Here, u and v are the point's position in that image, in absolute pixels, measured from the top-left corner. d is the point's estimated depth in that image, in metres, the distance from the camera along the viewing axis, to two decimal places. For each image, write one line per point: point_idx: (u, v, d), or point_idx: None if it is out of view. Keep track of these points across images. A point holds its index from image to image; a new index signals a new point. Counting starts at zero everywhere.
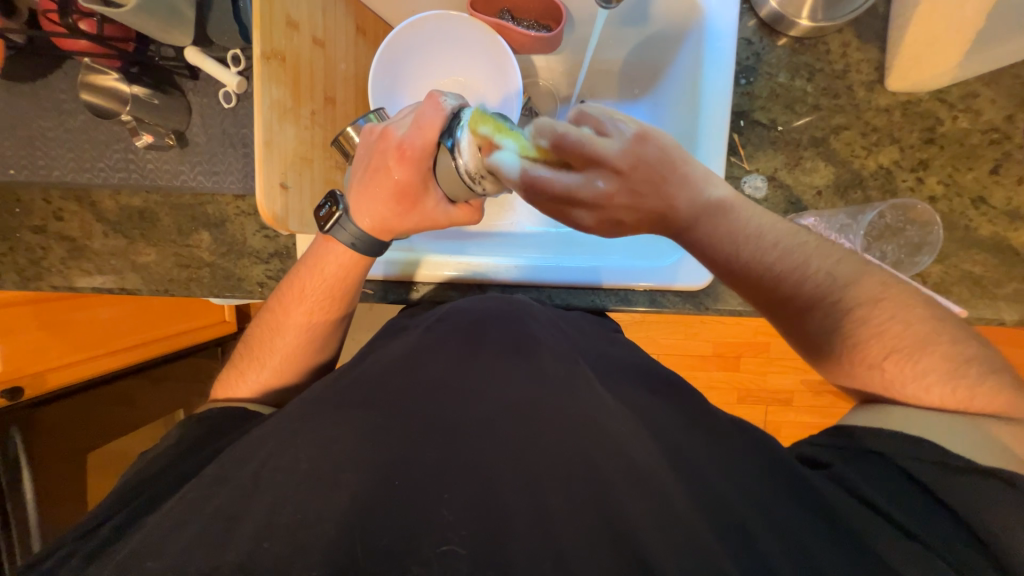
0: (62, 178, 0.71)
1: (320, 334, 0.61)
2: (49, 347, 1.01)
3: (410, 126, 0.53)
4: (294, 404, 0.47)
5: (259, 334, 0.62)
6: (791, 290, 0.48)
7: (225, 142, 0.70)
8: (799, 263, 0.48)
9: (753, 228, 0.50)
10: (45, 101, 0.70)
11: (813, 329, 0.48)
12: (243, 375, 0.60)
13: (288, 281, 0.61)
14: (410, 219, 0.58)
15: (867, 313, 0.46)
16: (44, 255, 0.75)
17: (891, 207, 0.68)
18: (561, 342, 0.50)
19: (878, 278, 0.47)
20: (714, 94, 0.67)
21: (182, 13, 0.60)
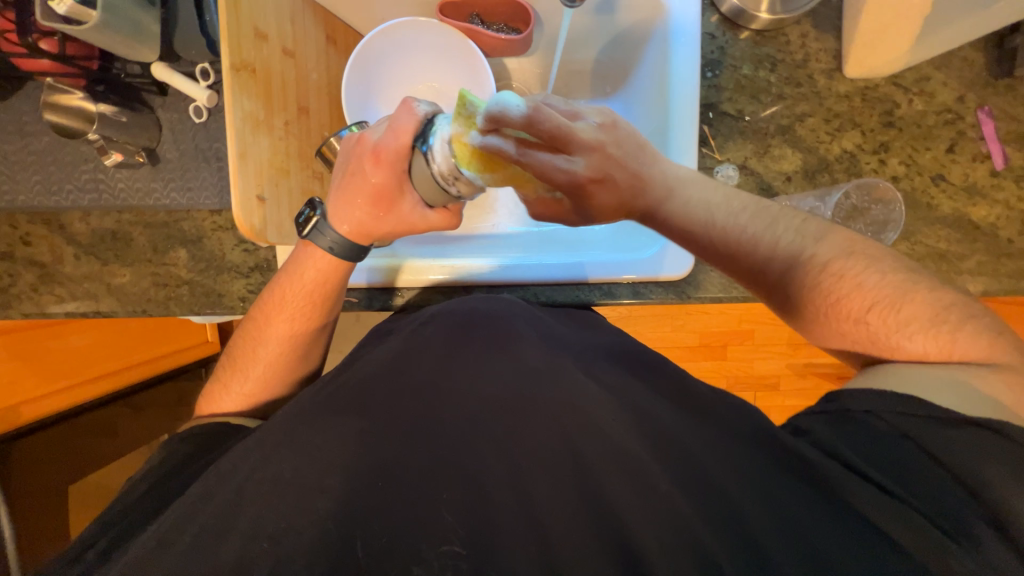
0: (29, 202, 0.69)
1: (303, 342, 0.60)
2: (25, 376, 0.98)
3: (386, 130, 0.54)
4: (280, 414, 0.45)
5: (240, 346, 0.60)
6: (767, 255, 0.49)
7: (198, 158, 0.69)
8: (770, 226, 0.49)
9: (720, 197, 0.51)
10: (7, 124, 0.68)
11: (794, 290, 0.48)
12: (226, 388, 0.58)
13: (269, 289, 0.60)
14: (388, 223, 0.58)
15: (843, 269, 0.46)
16: (13, 282, 0.72)
17: (856, 187, 0.71)
18: (546, 336, 0.51)
19: (846, 236, 0.47)
20: (682, 87, 0.69)
21: (146, 27, 0.58)
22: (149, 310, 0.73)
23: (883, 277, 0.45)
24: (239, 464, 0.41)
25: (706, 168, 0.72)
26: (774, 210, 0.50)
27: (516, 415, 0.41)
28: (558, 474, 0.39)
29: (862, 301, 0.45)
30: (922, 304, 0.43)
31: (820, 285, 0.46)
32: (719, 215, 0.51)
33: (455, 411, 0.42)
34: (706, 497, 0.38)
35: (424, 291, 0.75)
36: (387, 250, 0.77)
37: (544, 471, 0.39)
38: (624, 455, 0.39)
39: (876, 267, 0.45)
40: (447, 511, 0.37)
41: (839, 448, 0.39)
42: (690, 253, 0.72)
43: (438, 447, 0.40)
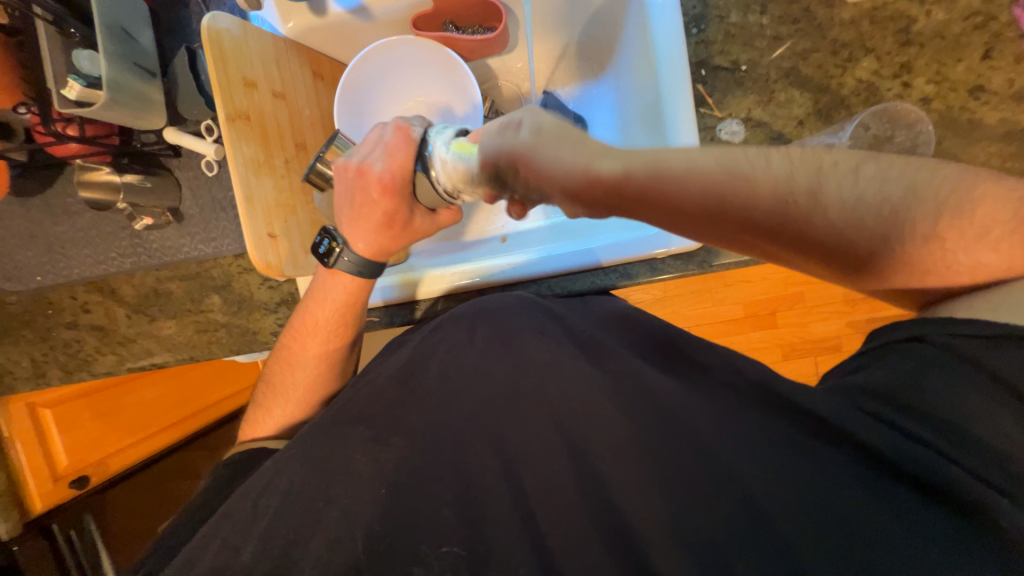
0: (81, 274, 0.76)
1: (336, 362, 0.64)
2: (109, 435, 1.09)
3: (384, 157, 0.56)
4: (309, 426, 0.49)
5: (279, 371, 0.64)
6: (766, 211, 0.34)
7: (216, 208, 0.74)
8: (750, 171, 0.34)
9: (688, 163, 0.34)
10: (53, 208, 0.75)
11: (812, 244, 0.35)
12: (270, 412, 0.63)
13: (302, 316, 0.63)
14: (404, 240, 0.61)
15: (856, 210, 0.34)
16: (80, 347, 0.80)
17: (871, 115, 0.64)
18: (547, 323, 0.51)
19: (846, 155, 0.35)
20: (668, 50, 0.66)
21: (150, 97, 0.63)
22: (196, 355, 0.79)
23: (909, 205, 0.34)
24: (273, 479, 0.45)
25: (707, 129, 0.69)
26: (752, 153, 0.34)
27: (513, 413, 0.44)
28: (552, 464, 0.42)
29: (896, 239, 0.35)
30: (980, 225, 0.35)
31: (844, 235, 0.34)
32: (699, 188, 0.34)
33: (455, 417, 0.45)
34: (693, 473, 0.40)
35: (439, 301, 0.76)
36: (399, 267, 0.79)
37: (540, 459, 0.42)
38: (618, 442, 0.42)
39: (889, 187, 0.34)
40: (449, 510, 0.40)
41: (847, 409, 0.38)
42: None
43: (441, 453, 0.43)
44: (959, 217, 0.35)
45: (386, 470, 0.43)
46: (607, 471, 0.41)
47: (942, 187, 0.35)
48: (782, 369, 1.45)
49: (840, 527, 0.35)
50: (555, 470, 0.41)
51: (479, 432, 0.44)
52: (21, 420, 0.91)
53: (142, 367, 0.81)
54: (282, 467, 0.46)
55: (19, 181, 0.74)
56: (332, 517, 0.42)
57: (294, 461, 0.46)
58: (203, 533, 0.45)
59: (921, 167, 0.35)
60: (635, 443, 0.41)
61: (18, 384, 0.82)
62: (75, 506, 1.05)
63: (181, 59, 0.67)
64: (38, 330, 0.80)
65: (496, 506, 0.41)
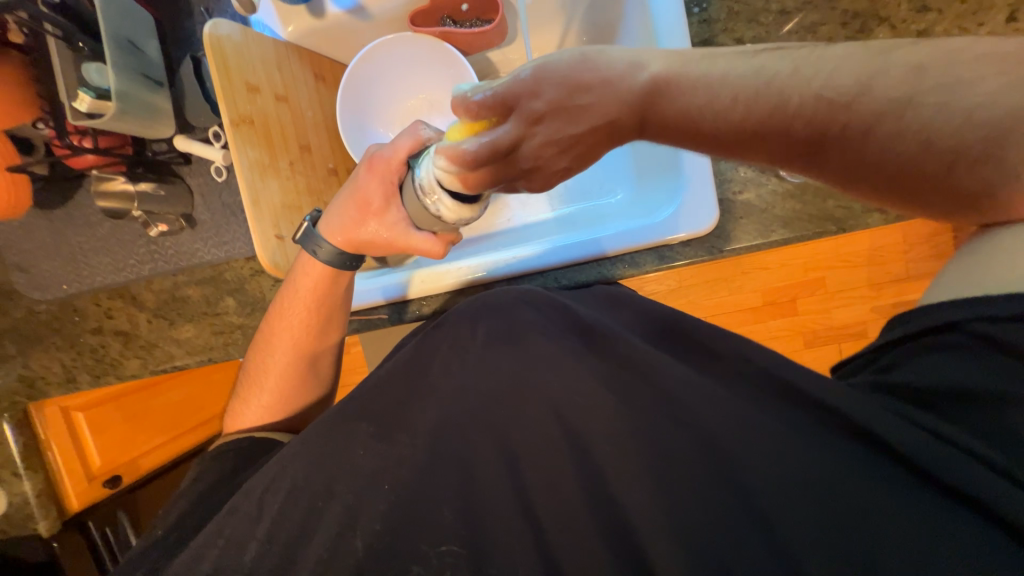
0: (104, 281, 0.79)
1: (308, 351, 0.68)
2: (135, 433, 1.14)
3: (389, 146, 0.63)
4: (313, 425, 0.50)
5: (257, 362, 0.68)
6: (785, 130, 0.39)
7: (227, 213, 0.76)
8: (775, 99, 0.39)
9: (705, 94, 0.43)
10: (75, 219, 0.78)
11: (838, 170, 0.39)
12: (251, 402, 0.66)
13: (275, 307, 0.68)
14: (373, 232, 0.63)
15: (886, 130, 0.36)
16: (105, 351, 0.83)
17: None
18: (545, 316, 0.50)
19: (905, 69, 0.35)
20: (669, 32, 0.64)
21: (158, 106, 0.65)
22: (214, 356, 0.82)
23: (962, 126, 0.34)
24: (284, 470, 0.49)
25: None
26: (785, 77, 0.39)
27: (509, 410, 0.44)
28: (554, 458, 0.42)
29: (936, 168, 0.35)
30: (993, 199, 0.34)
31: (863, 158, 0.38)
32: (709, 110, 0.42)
33: (452, 417, 0.45)
34: (698, 465, 0.39)
35: (446, 297, 0.76)
36: (407, 265, 0.80)
37: (538, 453, 0.43)
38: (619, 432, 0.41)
39: (940, 113, 0.34)
40: (448, 509, 0.42)
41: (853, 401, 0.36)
42: (712, 204, 0.67)
43: (441, 448, 0.44)
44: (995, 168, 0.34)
45: (388, 466, 0.45)
46: (604, 472, 0.41)
47: (996, 114, 0.33)
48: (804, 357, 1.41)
49: (841, 521, 0.34)
50: (551, 466, 0.42)
51: (478, 432, 0.44)
52: (56, 421, 0.95)
53: (164, 369, 0.83)
54: (290, 461, 0.49)
55: (42, 194, 0.77)
56: (336, 509, 0.45)
57: (302, 456, 0.49)
58: (218, 522, 0.49)
59: (991, 88, 0.33)
60: (634, 442, 0.40)
61: (51, 389, 0.86)
62: (110, 504, 1.08)
63: (187, 68, 0.69)
64: (66, 336, 0.84)
65: (493, 503, 0.42)
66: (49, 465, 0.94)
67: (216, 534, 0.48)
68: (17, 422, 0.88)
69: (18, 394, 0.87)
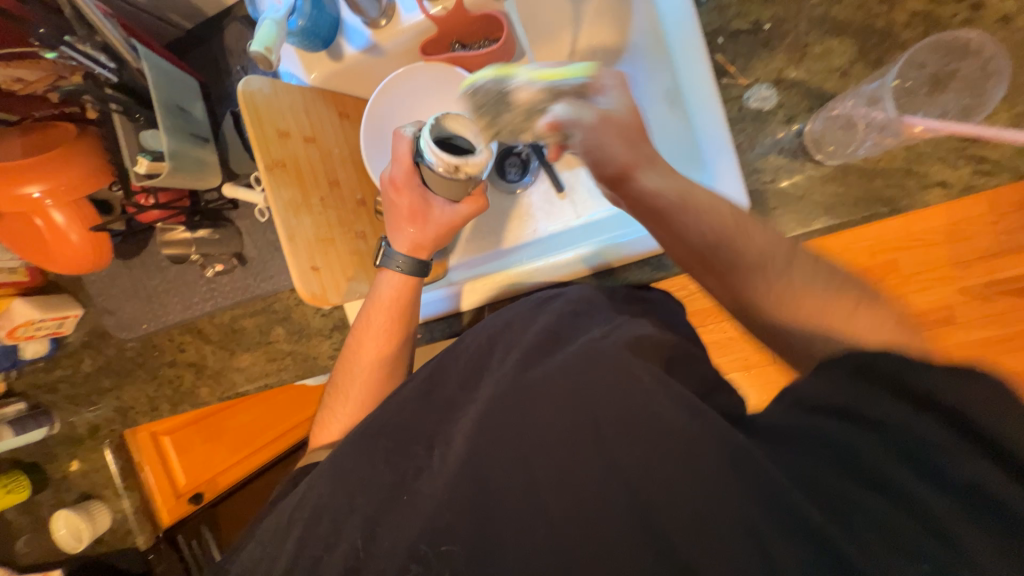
0: (175, 319, 0.88)
1: (393, 360, 0.71)
2: (215, 453, 1.26)
3: (392, 166, 0.67)
4: (338, 446, 0.55)
5: (355, 376, 0.71)
6: (721, 257, 0.47)
7: (272, 249, 0.83)
8: (723, 233, 0.48)
9: (669, 211, 0.50)
10: (146, 265, 0.88)
11: (756, 306, 0.46)
12: (350, 415, 0.70)
13: (376, 323, 0.71)
14: (436, 229, 0.70)
15: (807, 277, 0.43)
16: (181, 382, 0.93)
17: (930, 47, 0.57)
18: (548, 331, 0.53)
19: (807, 251, 0.46)
20: (676, 25, 0.62)
21: (206, 160, 0.72)
22: (271, 381, 0.89)
23: (842, 290, 0.42)
24: (312, 486, 0.53)
25: (733, 100, 0.63)
26: (735, 221, 0.48)
27: (521, 424, 0.45)
28: (569, 474, 0.42)
29: (839, 314, 0.41)
30: (892, 318, 0.40)
31: (799, 294, 0.43)
32: (680, 231, 0.50)
33: (460, 431, 0.49)
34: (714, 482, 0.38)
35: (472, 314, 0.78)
36: (439, 283, 0.83)
37: (545, 465, 0.43)
38: (632, 448, 0.41)
39: (831, 272, 0.43)
40: (444, 516, 0.44)
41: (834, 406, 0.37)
42: (741, 195, 0.62)
43: (453, 463, 0.46)
44: (883, 309, 0.40)
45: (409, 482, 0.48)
46: (596, 480, 0.42)
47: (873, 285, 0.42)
48: None
49: None
50: (558, 481, 0.42)
51: (482, 444, 0.46)
52: (147, 446, 1.07)
53: (231, 396, 0.92)
54: (318, 476, 0.53)
55: (121, 246, 0.87)
56: (357, 522, 0.48)
57: (327, 469, 0.53)
58: (259, 535, 0.54)
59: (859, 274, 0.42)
60: (627, 448, 0.41)
61: (140, 417, 0.97)
62: (194, 519, 1.15)
63: (228, 124, 0.76)
64: (149, 369, 0.94)
65: (503, 517, 0.43)
66: (143, 483, 1.06)
67: (255, 545, 0.53)
68: (116, 448, 1.00)
69: (114, 422, 0.98)
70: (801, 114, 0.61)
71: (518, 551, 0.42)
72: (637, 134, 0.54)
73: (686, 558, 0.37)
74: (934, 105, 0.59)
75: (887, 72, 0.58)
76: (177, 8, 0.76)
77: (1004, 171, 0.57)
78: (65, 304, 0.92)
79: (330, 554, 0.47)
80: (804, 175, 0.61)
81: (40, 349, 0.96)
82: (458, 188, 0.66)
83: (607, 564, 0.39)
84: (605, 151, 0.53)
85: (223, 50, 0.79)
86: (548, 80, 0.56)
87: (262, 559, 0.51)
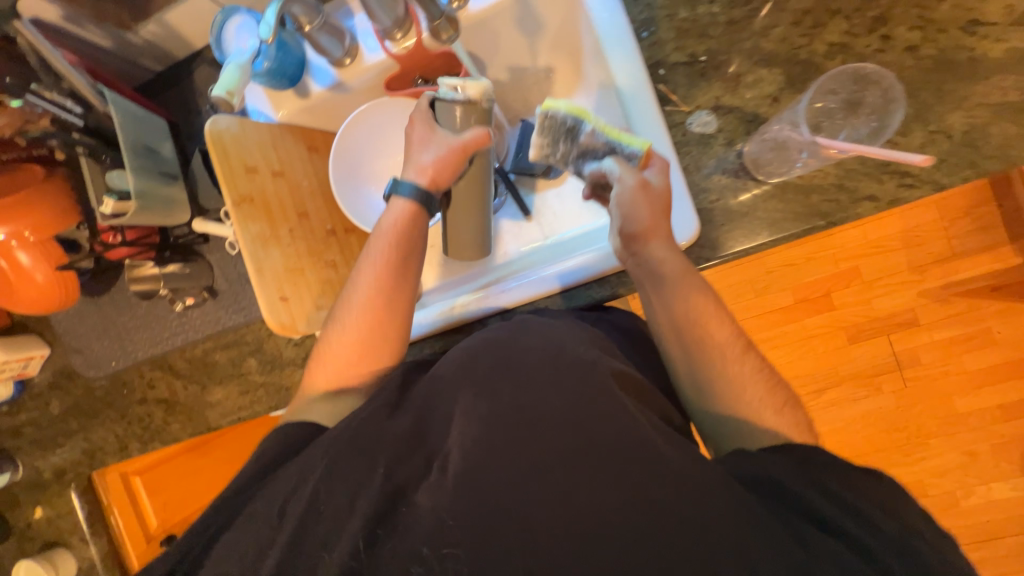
0: (144, 355, 0.88)
1: (391, 304, 0.67)
2: (191, 487, 1.19)
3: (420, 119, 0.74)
4: (311, 453, 0.54)
5: (352, 306, 0.67)
6: (692, 332, 0.61)
7: (243, 281, 0.84)
8: (699, 322, 0.60)
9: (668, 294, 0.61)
10: (115, 302, 0.87)
11: (697, 378, 0.60)
12: (350, 347, 0.66)
13: (380, 254, 0.68)
14: (438, 148, 0.65)
15: (748, 374, 0.58)
16: (150, 419, 0.92)
17: (835, 77, 0.62)
18: (538, 348, 0.56)
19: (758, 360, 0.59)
20: (621, 58, 0.67)
21: (173, 198, 0.74)
22: (243, 415, 0.88)
23: (767, 397, 0.56)
24: (306, 478, 0.51)
25: (677, 126, 0.68)
26: (718, 312, 0.61)
27: (504, 439, 0.47)
28: (546, 487, 0.44)
29: (756, 405, 0.56)
30: (790, 419, 0.55)
31: (737, 381, 0.57)
32: (674, 309, 0.61)
33: (461, 438, 0.49)
34: None
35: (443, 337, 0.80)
36: (417, 307, 0.85)
37: (527, 476, 0.45)
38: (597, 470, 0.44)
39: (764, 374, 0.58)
40: (448, 518, 0.45)
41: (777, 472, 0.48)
42: (691, 213, 0.65)
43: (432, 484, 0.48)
44: (789, 416, 0.55)
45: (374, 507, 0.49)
46: (591, 485, 0.44)
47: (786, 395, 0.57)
48: (859, 363, 1.28)
49: None
50: (536, 492, 0.44)
51: (486, 454, 0.47)
52: (117, 487, 1.03)
53: (202, 431, 0.91)
54: (313, 470, 0.51)
55: (89, 283, 0.87)
56: (356, 523, 0.47)
57: (324, 463, 0.51)
58: (240, 526, 0.52)
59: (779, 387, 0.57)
60: (622, 455, 0.45)
61: (108, 457, 0.94)
62: None
63: (197, 161, 0.78)
64: (118, 407, 0.93)
65: (479, 533, 0.43)
66: (112, 526, 1.04)
67: (238, 538, 0.51)
68: (83, 490, 0.97)
69: (81, 464, 0.96)
70: (739, 137, 0.66)
71: (523, 548, 0.42)
72: (665, 207, 0.63)
73: (672, 551, 0.41)
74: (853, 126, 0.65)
75: (801, 102, 0.61)
76: (147, 53, 0.79)
77: (924, 183, 0.61)
78: (31, 344, 0.91)
79: (327, 557, 0.46)
80: (747, 194, 0.65)
81: (4, 392, 0.94)
82: (465, 118, 0.67)
83: (596, 560, 0.41)
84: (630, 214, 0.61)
85: (193, 92, 0.82)
86: (612, 136, 0.64)
87: (247, 552, 0.49)
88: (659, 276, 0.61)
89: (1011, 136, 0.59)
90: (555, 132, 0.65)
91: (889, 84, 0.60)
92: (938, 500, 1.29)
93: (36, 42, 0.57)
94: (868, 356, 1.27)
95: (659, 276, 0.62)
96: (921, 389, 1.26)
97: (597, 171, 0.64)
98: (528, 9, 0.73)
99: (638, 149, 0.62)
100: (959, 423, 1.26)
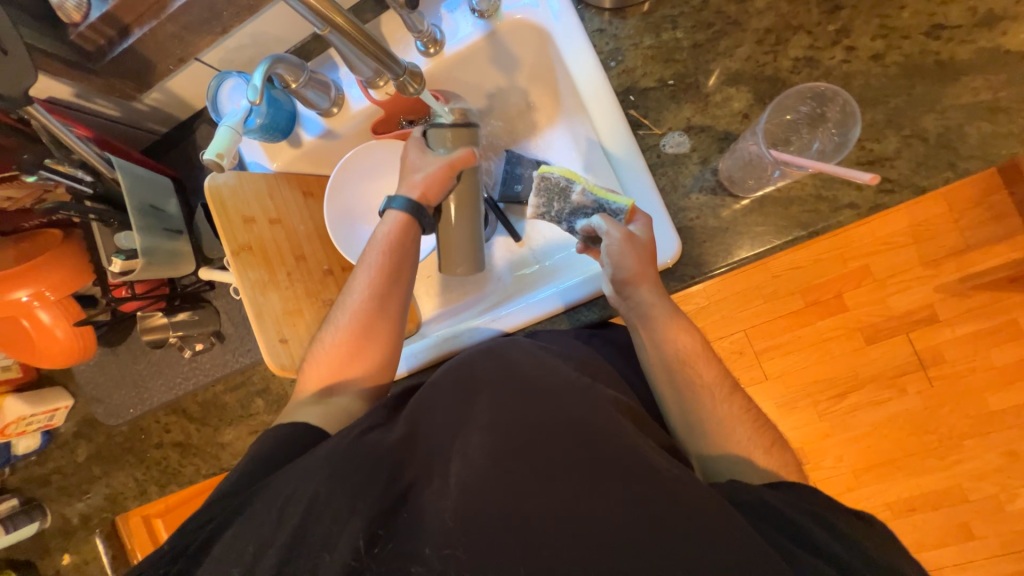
0: (159, 401, 0.91)
1: (382, 316, 0.69)
2: None
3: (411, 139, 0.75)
4: (311, 457, 0.53)
5: (344, 314, 0.69)
6: (684, 369, 0.61)
7: (247, 325, 0.87)
8: (689, 363, 0.61)
9: (664, 337, 0.62)
10: (129, 351, 0.92)
11: (690, 417, 0.60)
12: (342, 350, 0.68)
13: (374, 262, 0.69)
14: (429, 168, 0.69)
15: (743, 411, 0.59)
16: (167, 462, 0.95)
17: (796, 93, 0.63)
18: (531, 367, 0.56)
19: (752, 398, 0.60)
20: (592, 88, 0.69)
21: (179, 251, 0.79)
22: None
23: (761, 436, 0.57)
24: (308, 478, 0.50)
25: (652, 148, 0.69)
26: (709, 354, 0.62)
27: (508, 457, 0.47)
28: (542, 506, 0.44)
29: (753, 439, 0.57)
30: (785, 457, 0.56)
31: (732, 418, 0.58)
32: (668, 351, 0.62)
33: (464, 445, 0.50)
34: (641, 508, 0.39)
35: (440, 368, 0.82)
36: (416, 338, 0.86)
37: (528, 495, 0.45)
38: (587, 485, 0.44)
39: (757, 410, 0.59)
40: (449, 517, 0.45)
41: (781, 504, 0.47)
42: (671, 233, 0.66)
43: (429, 503, 0.47)
44: (782, 452, 0.57)
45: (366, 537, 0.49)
46: (586, 492, 0.44)
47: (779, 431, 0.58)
48: (878, 365, 1.23)
49: None
50: (538, 509, 0.44)
51: (486, 460, 0.47)
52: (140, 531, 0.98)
53: (216, 472, 0.94)
54: (315, 470, 0.50)
55: (107, 335, 0.91)
56: (357, 524, 0.46)
57: (327, 464, 0.50)
58: (240, 525, 0.50)
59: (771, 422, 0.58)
60: (617, 458, 0.46)
61: (130, 502, 0.98)
62: None
63: (199, 216, 0.83)
64: (137, 452, 0.97)
65: (474, 553, 0.43)
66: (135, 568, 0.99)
67: (237, 537, 0.49)
68: (106, 535, 1.01)
69: (104, 510, 0.99)
70: (714, 154, 0.67)
71: (524, 546, 0.43)
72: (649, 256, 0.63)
73: (667, 550, 0.41)
74: (818, 137, 0.68)
75: (759, 124, 0.62)
76: (153, 118, 0.84)
77: (904, 188, 0.61)
78: (55, 396, 0.96)
79: (327, 558, 0.45)
80: (727, 209, 0.66)
81: (33, 443, 0.98)
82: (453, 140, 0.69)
83: (593, 561, 0.41)
84: (619, 262, 0.61)
85: (196, 149, 0.88)
86: (599, 195, 0.65)
87: (247, 549, 0.47)
88: (648, 317, 0.63)
89: (984, 136, 0.59)
90: (550, 192, 0.67)
91: (844, 100, 0.61)
92: (978, 505, 1.22)
93: (48, 123, 0.61)
94: (887, 358, 1.22)
95: (651, 319, 0.63)
96: (945, 389, 1.21)
97: (587, 225, 0.65)
98: (501, 47, 0.76)
99: (622, 206, 0.63)
100: (990, 422, 1.21)
